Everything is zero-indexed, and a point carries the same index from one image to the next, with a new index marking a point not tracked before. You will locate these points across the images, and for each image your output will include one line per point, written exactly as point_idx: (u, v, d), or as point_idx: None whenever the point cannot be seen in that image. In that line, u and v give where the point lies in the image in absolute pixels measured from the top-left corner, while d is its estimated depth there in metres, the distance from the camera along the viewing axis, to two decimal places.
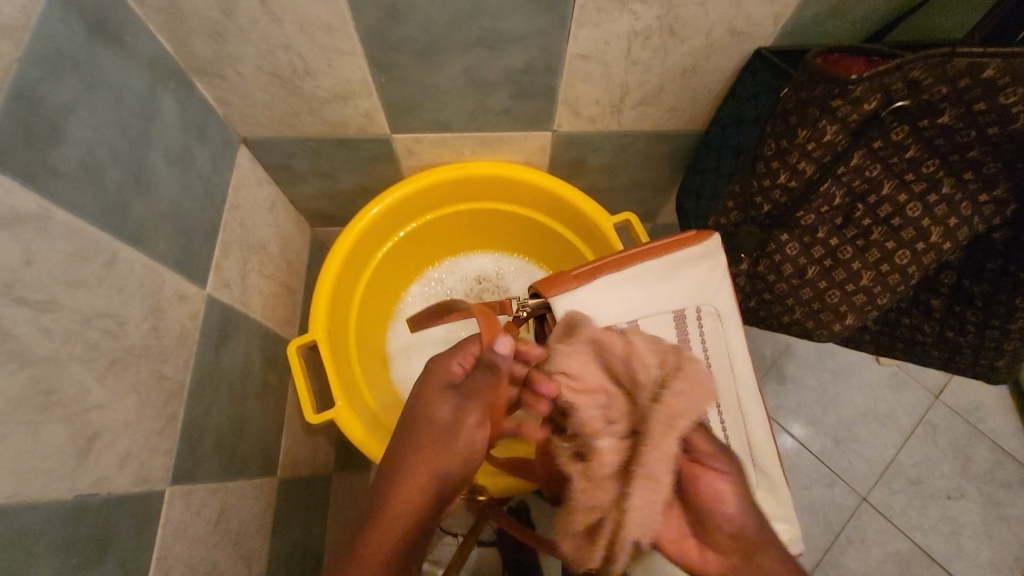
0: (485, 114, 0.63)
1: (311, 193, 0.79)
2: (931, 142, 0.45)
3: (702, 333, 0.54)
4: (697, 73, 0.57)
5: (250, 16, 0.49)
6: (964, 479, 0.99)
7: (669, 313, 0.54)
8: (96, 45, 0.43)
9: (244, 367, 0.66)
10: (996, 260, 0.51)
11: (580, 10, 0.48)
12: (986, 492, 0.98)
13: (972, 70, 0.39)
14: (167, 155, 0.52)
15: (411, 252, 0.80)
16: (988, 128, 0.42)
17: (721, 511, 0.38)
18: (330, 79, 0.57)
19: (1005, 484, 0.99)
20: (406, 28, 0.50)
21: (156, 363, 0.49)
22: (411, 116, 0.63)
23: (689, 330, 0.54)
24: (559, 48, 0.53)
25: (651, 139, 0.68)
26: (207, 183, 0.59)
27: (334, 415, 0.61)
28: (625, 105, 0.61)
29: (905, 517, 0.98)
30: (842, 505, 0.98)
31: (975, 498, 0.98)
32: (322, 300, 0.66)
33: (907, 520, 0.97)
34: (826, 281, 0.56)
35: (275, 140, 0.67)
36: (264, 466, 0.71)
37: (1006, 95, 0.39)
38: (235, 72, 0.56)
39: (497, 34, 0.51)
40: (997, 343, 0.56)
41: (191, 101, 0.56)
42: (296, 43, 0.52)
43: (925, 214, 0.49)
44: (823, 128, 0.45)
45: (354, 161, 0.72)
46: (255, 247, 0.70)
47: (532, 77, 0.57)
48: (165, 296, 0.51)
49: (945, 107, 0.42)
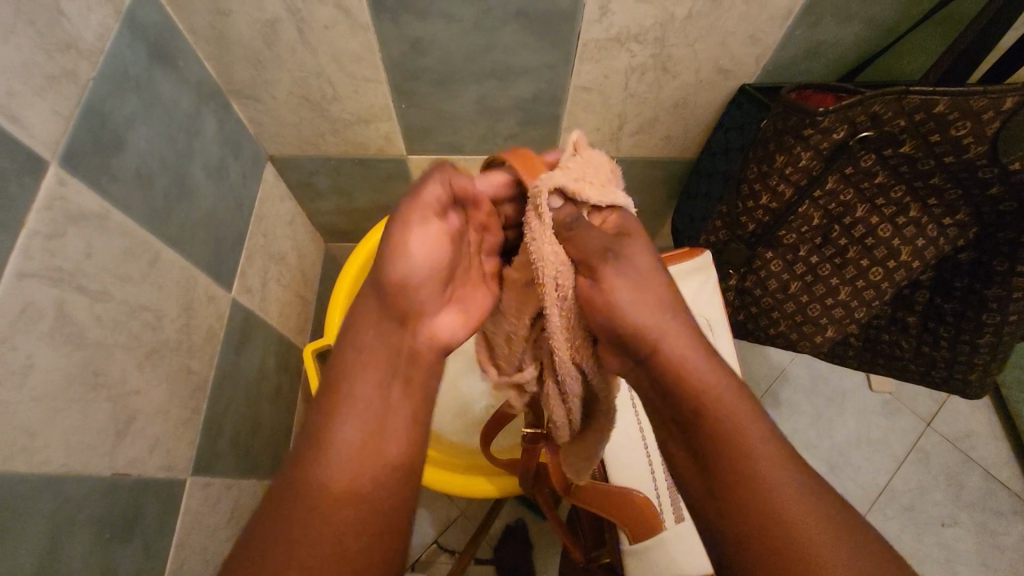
0: (494, 139, 0.68)
1: (328, 210, 0.84)
2: (897, 169, 0.50)
3: None
4: (689, 106, 0.63)
5: (289, 47, 0.54)
6: (956, 507, 1.01)
7: None
8: (154, 68, 0.48)
9: (260, 370, 0.70)
10: (963, 279, 0.56)
11: (582, 48, 0.54)
12: (978, 520, 1.00)
13: (926, 106, 0.45)
14: (205, 167, 0.57)
15: None
16: (944, 157, 0.47)
17: (747, 434, 0.34)
18: (356, 105, 0.62)
19: (997, 512, 1.01)
20: (426, 60, 0.56)
21: (186, 357, 0.53)
22: (427, 140, 0.68)
23: None
24: (563, 81, 0.59)
25: (648, 166, 0.74)
26: (237, 195, 0.64)
27: None
28: (623, 134, 0.67)
29: (899, 542, 0.99)
30: None
31: (968, 526, 1.00)
32: (337, 309, 0.70)
33: (901, 546, 0.99)
34: (807, 295, 0.61)
35: (299, 158, 0.72)
36: (273, 469, 0.73)
37: (957, 127, 0.45)
38: (270, 96, 0.61)
39: (508, 67, 0.57)
40: (969, 358, 0.60)
41: (228, 120, 0.61)
42: (327, 71, 0.58)
43: (894, 234, 0.54)
44: (798, 154, 0.51)
45: (371, 180, 0.77)
46: (275, 257, 0.74)
47: (539, 107, 0.63)
48: (197, 296, 0.55)
49: (905, 137, 0.47)
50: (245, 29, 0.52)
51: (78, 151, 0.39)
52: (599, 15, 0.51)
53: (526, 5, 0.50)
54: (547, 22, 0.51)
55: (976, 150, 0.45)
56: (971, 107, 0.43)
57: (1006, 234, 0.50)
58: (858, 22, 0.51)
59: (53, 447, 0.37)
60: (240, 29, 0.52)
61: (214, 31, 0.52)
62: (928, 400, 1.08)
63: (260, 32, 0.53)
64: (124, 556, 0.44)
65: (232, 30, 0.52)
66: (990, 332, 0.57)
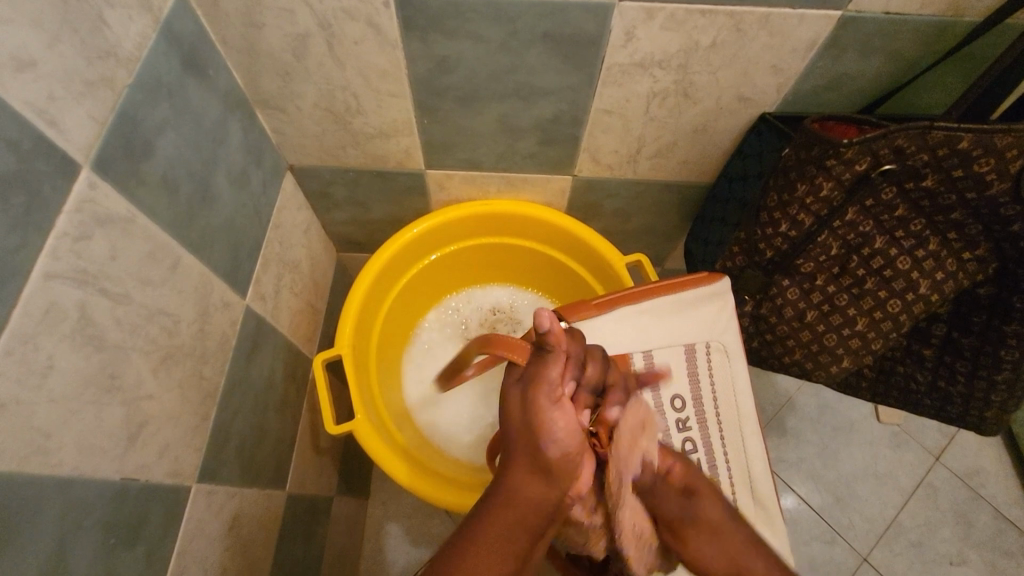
0: (512, 156, 0.69)
1: (343, 220, 0.85)
2: (917, 203, 0.50)
3: (709, 367, 0.58)
4: (707, 132, 0.63)
5: (317, 60, 0.55)
6: (965, 545, 0.99)
7: (679, 345, 0.59)
8: (186, 76, 0.49)
9: (268, 378, 0.70)
10: (981, 314, 0.55)
11: (606, 72, 0.55)
12: (987, 560, 0.98)
13: (950, 142, 0.45)
14: (228, 175, 0.57)
15: (433, 282, 0.84)
16: (966, 192, 0.47)
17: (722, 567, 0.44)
18: (378, 118, 0.63)
19: (1007, 552, 0.98)
20: (451, 78, 0.57)
21: (199, 363, 0.53)
22: (446, 155, 0.69)
23: (698, 362, 0.58)
24: (586, 103, 0.60)
25: (664, 188, 0.74)
26: (257, 203, 0.64)
27: (354, 428, 0.64)
28: (640, 156, 0.68)
29: None
30: (842, 564, 0.98)
31: (977, 566, 0.97)
32: (351, 315, 0.70)
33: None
34: (822, 325, 0.60)
35: (318, 168, 0.73)
36: (276, 478, 0.73)
37: (979, 164, 0.45)
38: (295, 107, 0.62)
39: (532, 88, 0.58)
40: (986, 394, 0.59)
41: (253, 129, 0.62)
42: (353, 85, 0.58)
43: (914, 267, 0.54)
44: (819, 183, 0.51)
45: (388, 192, 0.78)
46: (289, 265, 0.75)
47: (559, 127, 0.63)
48: (212, 302, 0.55)
49: (927, 172, 0.47)
50: (276, 43, 0.53)
51: (109, 155, 0.40)
52: (625, 40, 0.51)
53: (553, 28, 0.51)
54: (573, 45, 0.52)
55: (999, 186, 0.46)
56: (995, 144, 0.44)
57: None
58: (880, 56, 0.52)
59: (68, 450, 0.37)
60: (272, 42, 0.53)
61: (247, 43, 0.53)
62: (938, 434, 1.06)
63: (291, 46, 0.54)
64: (128, 563, 0.44)
65: (264, 42, 0.53)
66: (1009, 368, 0.56)
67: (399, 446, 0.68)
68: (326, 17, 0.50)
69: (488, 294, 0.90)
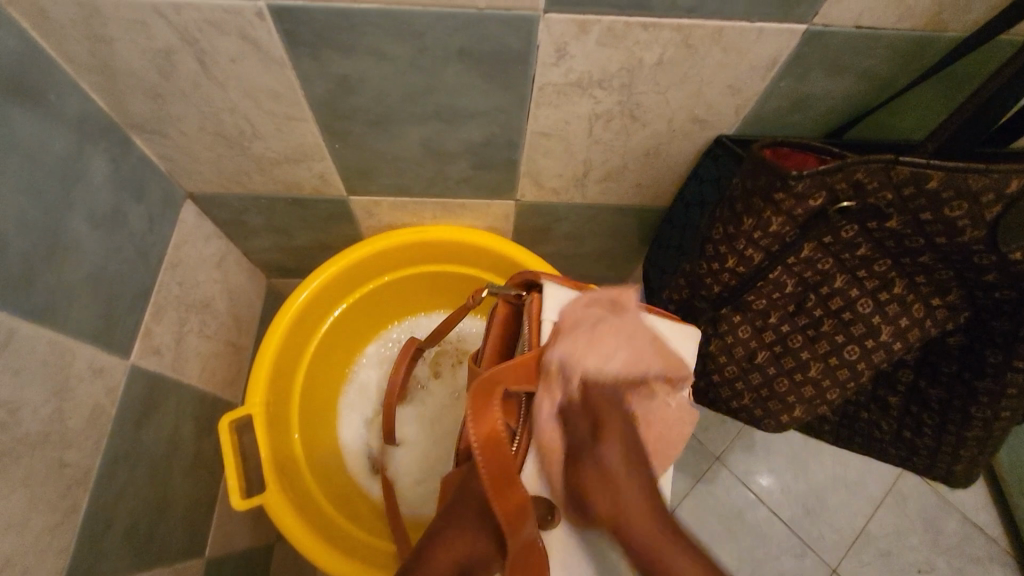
0: (444, 181, 0.60)
1: (265, 247, 0.75)
2: (881, 243, 0.44)
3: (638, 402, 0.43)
4: (660, 155, 0.56)
5: (192, 80, 0.46)
6: (933, 553, 0.93)
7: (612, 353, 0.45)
8: (11, 107, 0.39)
9: (171, 440, 0.61)
10: (952, 365, 0.50)
11: (539, 92, 0.47)
12: (956, 567, 0.92)
13: (917, 179, 0.39)
14: (91, 217, 0.48)
15: (366, 316, 0.76)
16: (936, 237, 0.41)
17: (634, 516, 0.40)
18: (281, 144, 0.54)
19: (975, 559, 0.93)
20: (359, 99, 0.48)
21: (56, 450, 0.44)
22: (367, 181, 0.60)
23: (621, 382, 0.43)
24: (520, 126, 0.51)
25: (618, 212, 0.67)
26: (141, 244, 0.55)
27: (262, 501, 0.56)
28: (588, 180, 0.60)
29: None
30: None
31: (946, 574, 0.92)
32: (262, 368, 0.61)
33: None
34: (777, 370, 0.54)
35: (223, 196, 0.63)
36: (191, 546, 0.64)
37: (951, 208, 0.39)
38: (178, 131, 0.52)
39: (454, 110, 0.49)
40: (954, 449, 0.54)
41: (126, 158, 0.52)
42: (242, 107, 0.49)
43: (876, 312, 0.47)
44: (768, 219, 0.44)
45: (309, 219, 0.69)
46: (195, 307, 0.65)
47: (492, 150, 0.55)
48: (75, 373, 0.46)
49: (892, 213, 0.41)
50: (134, 59, 0.43)
51: None
52: (556, 57, 0.43)
53: (470, 43, 0.42)
54: (495, 63, 0.44)
55: (972, 234, 0.39)
56: (969, 187, 0.38)
57: (1001, 324, 0.44)
58: (851, 74, 0.45)
59: None
60: (131, 60, 0.43)
61: (97, 60, 0.43)
62: None
63: (153, 63, 0.44)
64: None
65: (120, 60, 0.43)
66: (979, 426, 0.51)
67: (317, 516, 0.62)
68: (188, 30, 0.41)
69: (433, 321, 0.81)
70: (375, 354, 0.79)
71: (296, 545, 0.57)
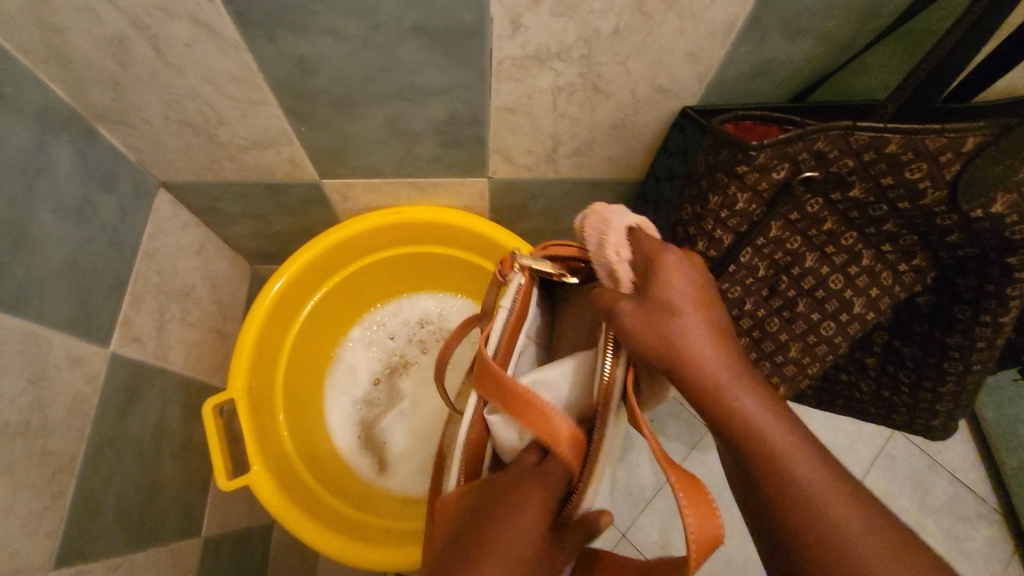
0: (414, 162, 0.60)
1: (244, 234, 0.76)
2: (846, 214, 0.44)
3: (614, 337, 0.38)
4: (627, 127, 0.56)
5: (148, 67, 0.46)
6: (922, 513, 0.94)
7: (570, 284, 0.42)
8: None
9: (159, 426, 0.62)
10: (922, 323, 0.51)
11: (498, 67, 0.47)
12: (945, 526, 0.94)
13: (875, 144, 0.38)
14: (58, 209, 0.49)
15: (346, 302, 0.77)
16: (898, 202, 0.41)
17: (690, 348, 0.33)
18: (247, 129, 0.54)
19: (963, 516, 0.94)
20: (319, 81, 0.48)
21: (38, 437, 0.46)
22: (338, 163, 0.60)
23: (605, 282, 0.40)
24: (483, 102, 0.51)
25: (593, 186, 0.67)
26: (113, 234, 0.55)
27: (249, 482, 0.57)
28: (559, 155, 0.60)
29: None
30: None
31: (935, 533, 0.93)
32: (244, 356, 0.62)
33: None
34: (757, 354, 0.54)
35: (196, 185, 0.63)
36: (185, 528, 0.66)
37: (911, 170, 0.39)
38: (142, 120, 0.52)
39: (415, 88, 0.49)
40: (931, 406, 0.55)
41: (93, 149, 0.52)
42: (202, 93, 0.49)
43: (847, 286, 0.48)
44: (734, 195, 0.43)
45: (285, 205, 0.69)
46: (176, 295, 0.66)
47: (458, 128, 0.55)
48: (53, 362, 0.48)
49: (855, 180, 0.41)
50: (87, 48, 0.43)
51: None
52: (511, 30, 0.43)
53: (423, 19, 0.42)
54: (450, 38, 0.44)
55: (933, 195, 0.39)
56: (927, 147, 0.37)
57: (967, 280, 0.44)
58: (809, 37, 0.44)
59: None
60: (84, 48, 0.43)
61: (50, 50, 0.43)
62: None
63: (108, 51, 0.44)
64: None
65: (73, 49, 0.43)
66: (953, 381, 0.51)
67: (311, 503, 0.63)
68: (138, 16, 0.40)
69: (416, 303, 0.82)
70: (360, 339, 0.80)
71: (285, 526, 0.58)
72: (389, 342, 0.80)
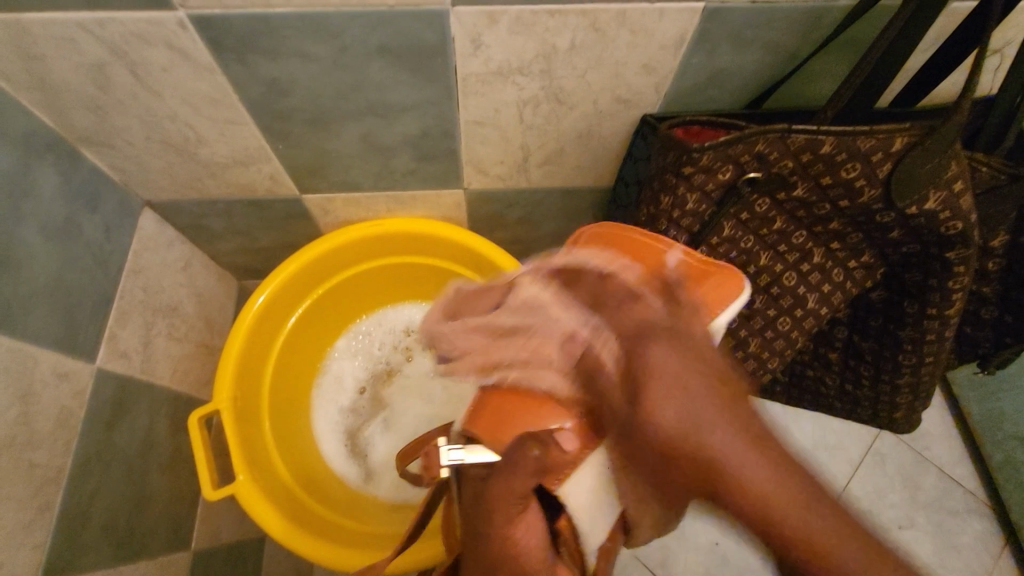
0: (391, 175, 0.63)
1: (230, 250, 0.77)
2: (794, 213, 0.46)
3: None
4: (593, 136, 0.58)
5: (128, 91, 0.48)
6: (911, 509, 0.95)
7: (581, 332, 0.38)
8: None
9: (146, 440, 0.63)
10: (877, 318, 0.53)
11: (463, 82, 0.49)
12: (934, 520, 0.95)
13: (812, 145, 0.41)
14: (44, 229, 0.51)
15: (329, 314, 0.78)
16: (839, 201, 0.43)
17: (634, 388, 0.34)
18: (227, 148, 0.56)
19: (952, 511, 0.95)
20: (293, 100, 0.50)
21: (24, 451, 0.47)
22: (318, 178, 0.62)
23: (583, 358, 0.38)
24: (453, 116, 0.53)
25: (567, 194, 0.69)
26: (99, 252, 0.57)
27: (234, 491, 0.59)
28: (530, 165, 0.62)
29: None
30: None
31: (924, 528, 0.94)
32: (228, 367, 0.64)
33: None
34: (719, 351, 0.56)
35: (179, 203, 0.65)
36: (175, 541, 0.67)
37: (846, 169, 0.41)
38: (125, 141, 0.54)
39: (385, 104, 0.51)
40: (890, 397, 0.57)
41: (76, 170, 0.54)
42: (181, 114, 0.51)
43: (800, 282, 0.50)
44: (683, 196, 0.45)
45: (268, 220, 0.71)
46: (163, 310, 0.67)
47: (431, 142, 0.57)
48: (39, 378, 0.49)
49: (796, 180, 0.43)
50: (69, 74, 0.45)
51: None
52: (473, 48, 0.45)
53: (388, 40, 0.44)
54: (415, 56, 0.46)
55: (869, 193, 0.42)
56: (859, 148, 0.40)
57: (913, 275, 0.47)
58: (757, 47, 0.47)
59: None
60: (65, 75, 0.45)
61: (33, 77, 0.45)
62: None
63: (89, 77, 0.46)
64: None
65: (55, 76, 0.45)
66: (909, 372, 0.53)
67: (298, 510, 0.65)
68: (116, 44, 0.42)
69: (400, 312, 0.83)
70: (346, 349, 0.82)
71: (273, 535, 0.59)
72: (374, 351, 0.82)
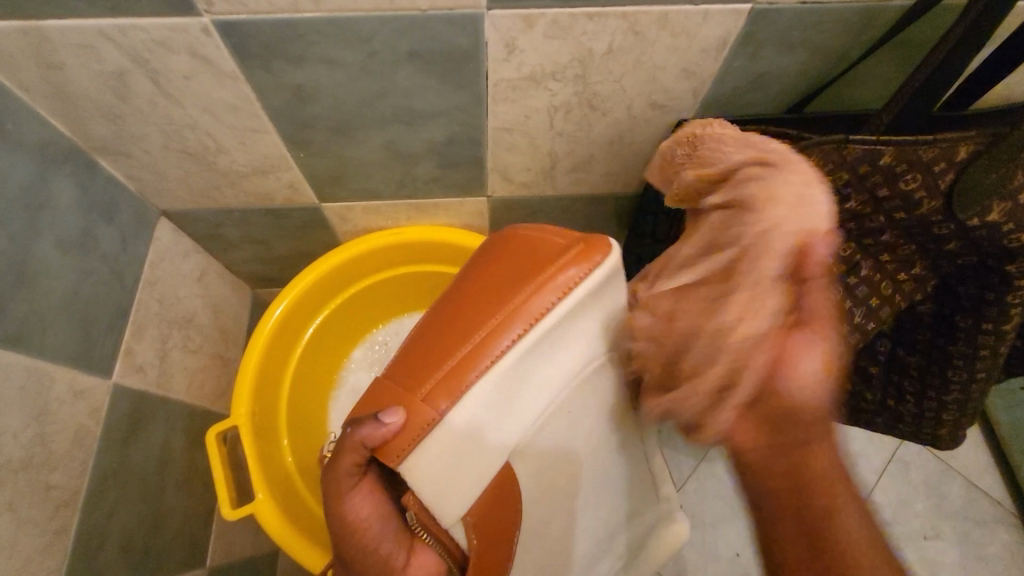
0: (413, 183, 0.61)
1: (245, 259, 0.76)
2: (843, 225, 0.44)
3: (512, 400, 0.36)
4: (625, 142, 0.56)
5: (147, 99, 0.46)
6: (938, 519, 0.92)
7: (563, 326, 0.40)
8: None
9: (162, 456, 0.61)
10: (925, 332, 0.50)
11: (493, 88, 0.47)
12: (961, 531, 0.92)
13: (870, 155, 0.39)
14: (60, 241, 0.49)
15: (347, 323, 0.77)
16: (895, 213, 0.41)
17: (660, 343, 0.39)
18: (247, 156, 0.55)
19: (979, 522, 0.92)
20: (316, 107, 0.48)
21: (41, 473, 0.45)
22: (338, 186, 0.60)
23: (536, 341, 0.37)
24: (481, 122, 0.51)
25: (592, 200, 0.66)
26: (114, 264, 0.55)
27: (252, 511, 0.57)
28: (557, 172, 0.60)
29: None
30: None
31: (952, 539, 0.91)
32: (246, 382, 0.62)
33: None
34: None
35: (196, 212, 0.64)
36: (189, 558, 0.65)
37: (906, 180, 0.39)
38: (142, 150, 0.53)
39: (412, 111, 0.49)
40: (936, 413, 0.55)
41: (93, 181, 0.53)
42: (202, 123, 0.49)
43: (846, 297, 0.47)
44: None
45: (286, 228, 0.69)
46: (178, 322, 0.66)
47: (456, 148, 0.55)
48: (56, 396, 0.47)
49: (850, 192, 0.41)
50: (88, 82, 0.44)
51: None
52: (507, 53, 0.43)
53: (417, 45, 0.42)
54: (446, 63, 0.44)
55: (929, 205, 0.39)
56: (920, 158, 0.38)
57: (968, 288, 0.44)
58: (803, 50, 0.45)
59: None
60: (83, 82, 0.43)
61: (51, 86, 0.43)
62: None
63: (107, 85, 0.44)
64: None
65: (72, 84, 0.44)
66: (958, 388, 0.51)
67: (314, 528, 0.63)
68: (137, 51, 0.41)
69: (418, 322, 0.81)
70: (363, 359, 0.79)
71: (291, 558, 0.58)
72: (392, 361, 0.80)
